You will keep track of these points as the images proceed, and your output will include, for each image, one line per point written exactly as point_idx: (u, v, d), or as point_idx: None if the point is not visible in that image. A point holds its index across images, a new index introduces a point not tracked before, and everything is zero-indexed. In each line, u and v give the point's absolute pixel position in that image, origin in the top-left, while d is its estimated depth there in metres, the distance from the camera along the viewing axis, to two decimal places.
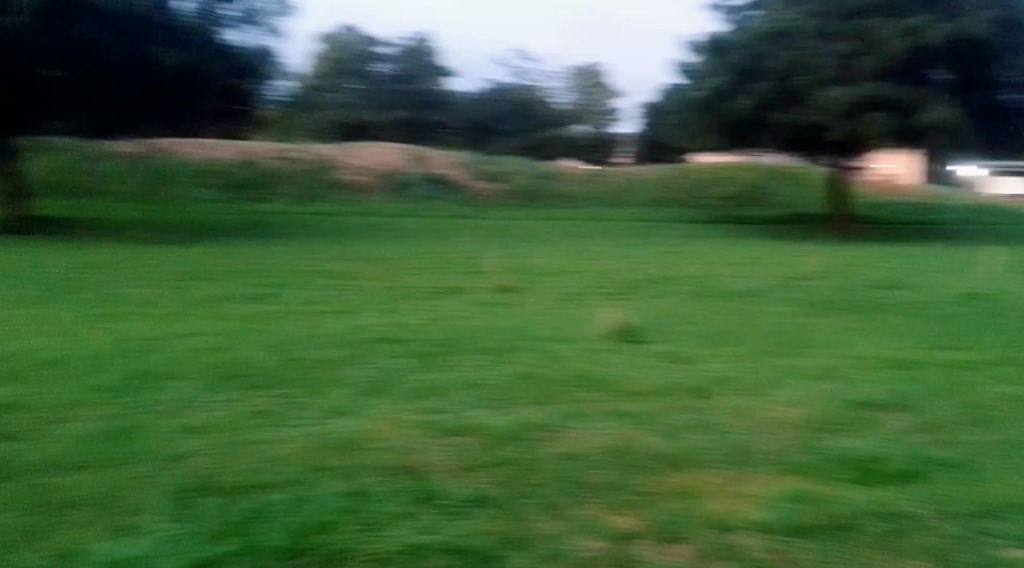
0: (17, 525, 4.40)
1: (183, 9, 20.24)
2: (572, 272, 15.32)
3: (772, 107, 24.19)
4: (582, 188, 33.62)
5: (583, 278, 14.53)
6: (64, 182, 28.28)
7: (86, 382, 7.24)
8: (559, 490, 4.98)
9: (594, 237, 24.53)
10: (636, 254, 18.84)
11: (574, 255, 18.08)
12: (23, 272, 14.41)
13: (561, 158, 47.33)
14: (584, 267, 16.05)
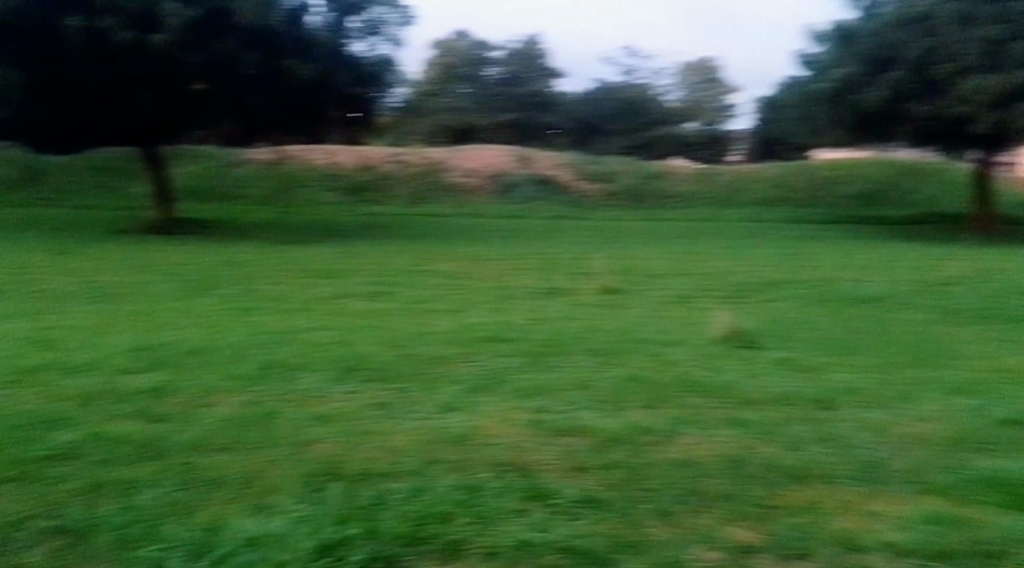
0: (161, 500, 4.53)
1: (315, 24, 21.07)
2: (687, 274, 14.95)
3: (907, 98, 23.24)
4: (696, 187, 32.96)
5: (696, 279, 14.21)
6: (202, 185, 29.12)
7: (227, 369, 7.45)
8: (675, 497, 4.80)
9: (707, 234, 24.05)
10: (754, 256, 18.28)
11: (690, 258, 17.67)
12: (155, 268, 14.96)
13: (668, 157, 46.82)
14: (695, 268, 15.71)
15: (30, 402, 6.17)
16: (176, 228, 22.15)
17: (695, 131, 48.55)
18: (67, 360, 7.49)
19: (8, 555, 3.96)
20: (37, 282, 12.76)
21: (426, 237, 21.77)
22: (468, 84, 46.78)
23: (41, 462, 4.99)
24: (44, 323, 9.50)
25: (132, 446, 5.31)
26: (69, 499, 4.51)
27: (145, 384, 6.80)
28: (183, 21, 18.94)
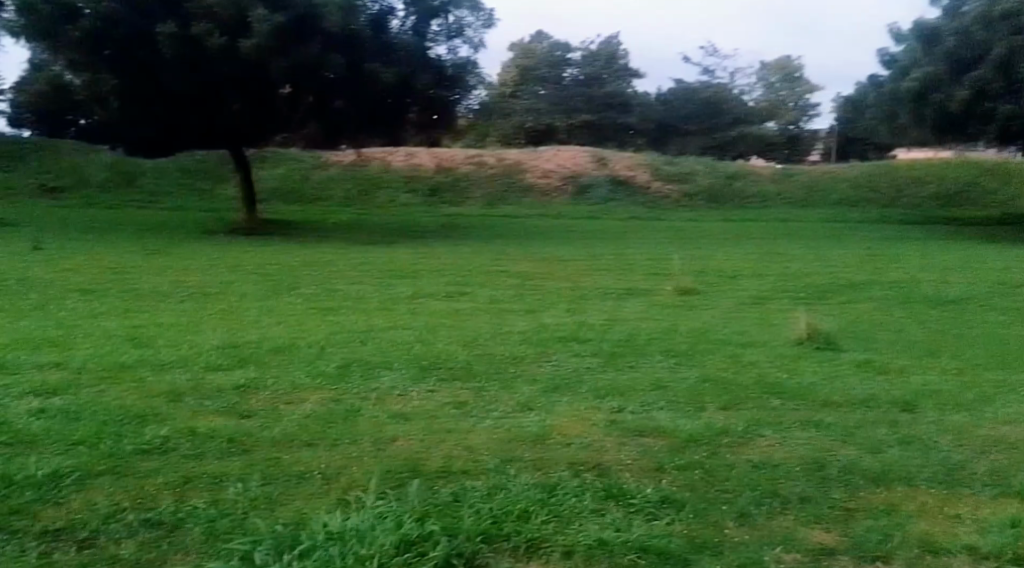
0: (247, 495, 4.68)
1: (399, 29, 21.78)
2: (764, 274, 14.81)
3: (997, 96, 22.54)
4: (774, 186, 32.53)
5: (773, 280, 14.05)
6: (287, 187, 29.72)
7: (309, 367, 7.65)
8: (753, 498, 4.80)
9: (786, 234, 23.67)
10: (833, 256, 18.01)
11: (767, 257, 17.49)
12: (242, 268, 15.40)
13: (748, 159, 45.96)
14: (772, 269, 15.56)
15: (122, 397, 6.42)
16: (263, 229, 22.78)
17: (774, 130, 47.79)
18: (158, 357, 7.77)
19: (102, 542, 4.09)
20: (130, 282, 13.23)
21: (503, 237, 22.03)
22: (544, 86, 46.82)
23: (134, 455, 5.17)
24: (136, 321, 9.86)
25: (218, 441, 5.50)
26: (161, 492, 4.66)
27: (232, 381, 7.03)
28: (270, 27, 19.50)
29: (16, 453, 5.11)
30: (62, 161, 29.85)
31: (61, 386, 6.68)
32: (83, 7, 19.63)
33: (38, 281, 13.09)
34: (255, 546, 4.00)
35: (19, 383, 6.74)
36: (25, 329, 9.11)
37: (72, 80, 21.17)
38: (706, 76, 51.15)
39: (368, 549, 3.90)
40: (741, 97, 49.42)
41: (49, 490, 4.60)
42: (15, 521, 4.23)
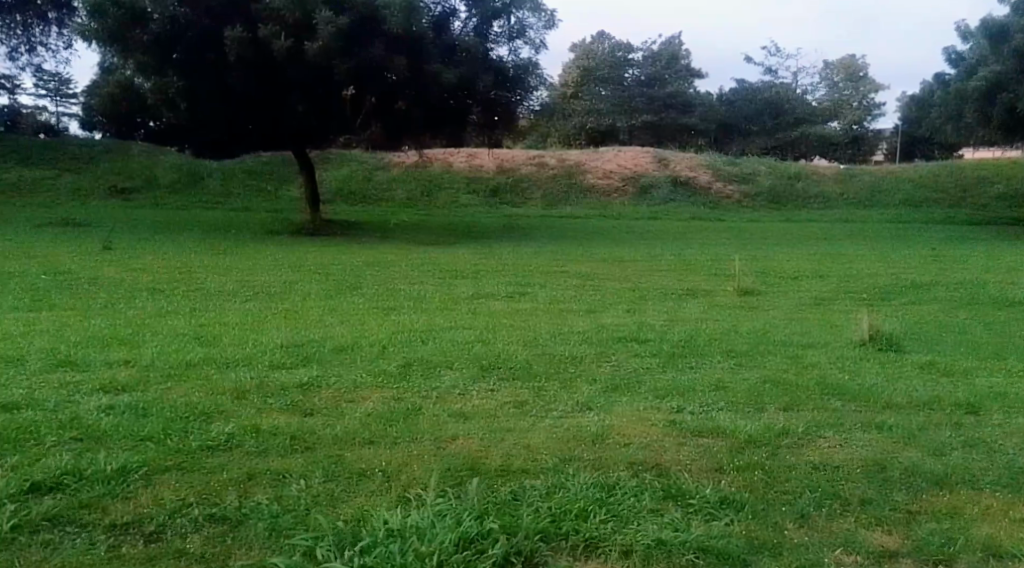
0: (309, 492, 4.80)
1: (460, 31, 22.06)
2: (826, 274, 14.67)
3: None
4: (839, 184, 32.07)
5: (837, 281, 13.87)
6: (350, 187, 30.09)
7: (370, 367, 7.78)
8: (814, 500, 4.77)
9: (851, 234, 23.33)
10: (897, 257, 17.77)
11: (829, 258, 17.31)
12: (306, 268, 15.69)
13: (813, 160, 44.99)
14: (834, 270, 15.38)
15: (189, 395, 6.60)
16: (329, 230, 23.20)
17: (839, 129, 46.99)
18: (223, 356, 7.96)
19: (169, 536, 4.24)
20: (197, 281, 13.57)
21: (563, 237, 22.11)
22: (604, 87, 46.68)
23: (200, 451, 5.34)
24: (203, 320, 10.11)
25: (282, 439, 5.64)
26: (226, 488, 4.79)
27: (294, 380, 7.18)
28: (334, 29, 19.79)
29: (87, 449, 5.31)
30: (133, 164, 30.65)
31: (129, 383, 6.89)
32: (154, 14, 20.09)
33: (110, 280, 13.49)
34: (316, 542, 4.11)
35: (89, 380, 6.96)
36: (98, 327, 9.40)
37: (143, 85, 21.75)
38: (769, 74, 50.52)
39: (428, 546, 3.97)
40: (805, 96, 48.72)
41: (118, 484, 4.76)
42: (84, 515, 4.40)
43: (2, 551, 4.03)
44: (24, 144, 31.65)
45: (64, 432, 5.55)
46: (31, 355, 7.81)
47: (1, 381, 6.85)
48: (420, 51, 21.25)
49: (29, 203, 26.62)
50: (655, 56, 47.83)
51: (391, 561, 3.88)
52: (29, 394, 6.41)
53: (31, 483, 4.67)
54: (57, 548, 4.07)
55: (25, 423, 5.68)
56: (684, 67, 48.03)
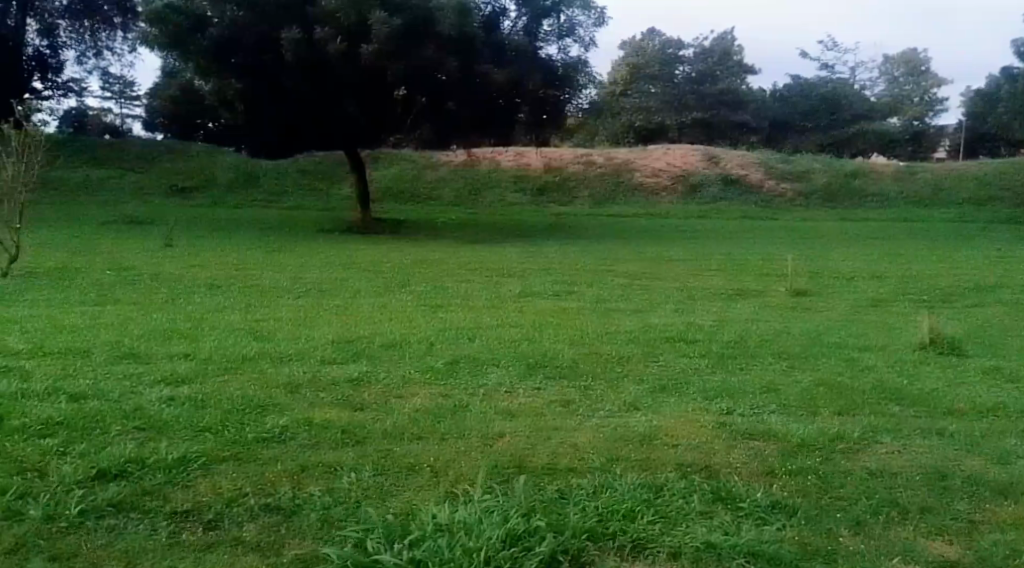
0: (360, 484, 4.81)
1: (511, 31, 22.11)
2: (883, 275, 14.42)
3: None
4: (895, 181, 31.44)
5: (895, 282, 13.56)
6: (399, 186, 30.24)
7: (419, 363, 7.79)
8: (869, 507, 4.65)
9: (909, 234, 22.87)
10: (958, 258, 17.33)
11: (889, 258, 16.99)
12: (357, 265, 15.80)
13: (870, 157, 43.98)
14: (893, 270, 15.10)
15: (245, 387, 6.66)
16: (379, 229, 23.19)
17: (898, 126, 45.90)
18: (277, 350, 8.03)
19: (226, 524, 4.27)
20: (252, 277, 13.73)
21: (613, 237, 21.76)
22: (654, 84, 46.38)
23: (256, 443, 5.37)
24: (258, 315, 10.24)
25: (333, 432, 5.65)
26: (281, 479, 4.82)
27: (346, 374, 7.23)
28: (388, 30, 19.84)
29: (149, 438, 5.36)
30: (190, 163, 31.11)
31: (188, 375, 6.96)
32: (214, 19, 20.55)
33: (169, 275, 13.73)
34: (366, 534, 4.11)
35: (152, 372, 7.07)
36: (159, 321, 9.55)
37: (203, 86, 22.12)
38: (825, 70, 49.62)
39: (476, 542, 3.93)
40: (863, 91, 47.72)
41: (178, 472, 4.80)
42: (147, 502, 4.44)
43: (69, 535, 4.08)
44: (87, 145, 32.36)
45: (129, 422, 5.62)
46: (96, 347, 7.95)
47: (69, 371, 6.99)
48: (471, 51, 21.30)
49: (91, 201, 27.20)
50: (707, 52, 47.48)
51: (440, 554, 3.84)
52: (96, 384, 6.53)
53: (97, 470, 4.73)
54: (121, 533, 4.12)
55: (91, 411, 5.77)
56: (736, 63, 47.50)
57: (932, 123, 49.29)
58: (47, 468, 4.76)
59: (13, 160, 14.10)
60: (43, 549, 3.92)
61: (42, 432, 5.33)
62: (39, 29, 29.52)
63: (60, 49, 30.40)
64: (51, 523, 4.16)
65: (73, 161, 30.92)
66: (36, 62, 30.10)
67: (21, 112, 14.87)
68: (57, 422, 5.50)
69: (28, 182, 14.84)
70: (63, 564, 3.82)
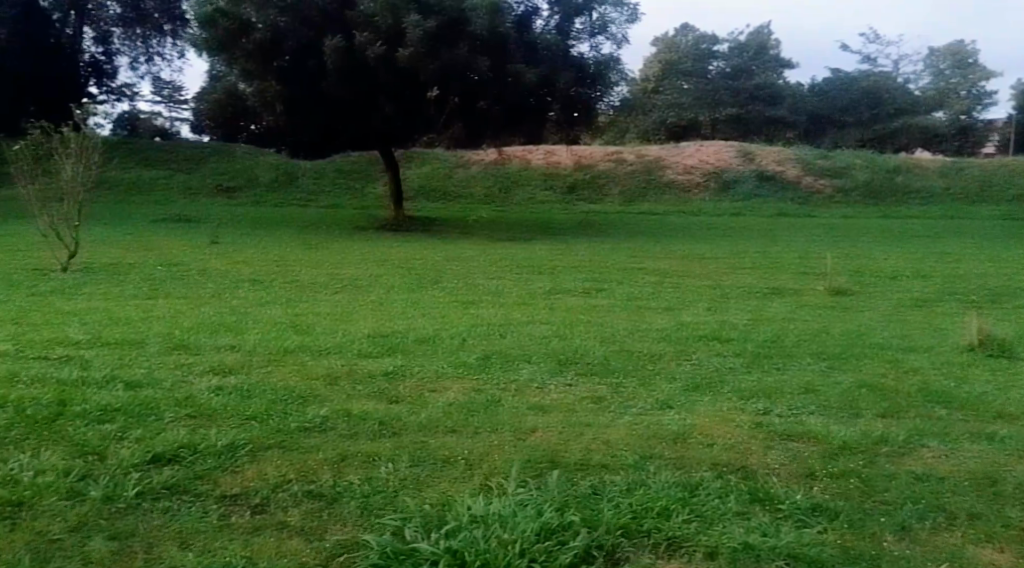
0: (398, 475, 4.78)
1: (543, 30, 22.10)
2: (932, 275, 14.13)
3: None
4: (938, 179, 30.90)
5: (942, 282, 13.31)
6: (430, 185, 30.32)
7: (452, 358, 7.76)
8: (915, 511, 4.56)
9: (955, 232, 22.47)
10: (1012, 257, 16.92)
11: (937, 257, 16.68)
12: (391, 262, 15.82)
13: (911, 153, 43.56)
14: (943, 269, 14.79)
15: (287, 378, 6.68)
16: (413, 228, 23.18)
17: (944, 120, 45.02)
18: (317, 343, 8.05)
19: (273, 509, 4.26)
20: (292, 273, 13.85)
21: (645, 235, 21.42)
22: (687, 80, 46.19)
23: (298, 432, 5.36)
24: (298, 309, 10.26)
25: (370, 423, 5.63)
26: (322, 468, 4.80)
27: (381, 368, 7.21)
28: (423, 33, 20.07)
29: (199, 425, 5.37)
30: (228, 162, 31.38)
31: (234, 366, 6.98)
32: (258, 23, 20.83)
33: (214, 271, 13.83)
34: (405, 523, 4.08)
35: (201, 362, 7.10)
36: (206, 314, 9.62)
37: (246, 88, 22.31)
38: (867, 63, 48.89)
39: (511, 534, 3.89)
40: (905, 85, 47.03)
41: (227, 458, 4.81)
42: (198, 485, 4.44)
43: (126, 515, 4.09)
44: (129, 146, 32.81)
45: (180, 409, 5.63)
46: (149, 338, 8.01)
47: (122, 360, 7.04)
48: (503, 51, 21.34)
49: (135, 201, 27.57)
50: (742, 46, 47.13)
51: (475, 545, 3.79)
52: (149, 373, 6.58)
53: (152, 454, 4.73)
54: (173, 514, 4.13)
55: (145, 398, 5.79)
56: (773, 57, 47.06)
57: (980, 116, 48.21)
58: (106, 451, 4.78)
59: (72, 161, 14.73)
60: (103, 529, 3.94)
61: (100, 417, 5.35)
62: (95, 36, 32.35)
63: (115, 55, 33.13)
64: (109, 504, 4.17)
65: (113, 158, 31.33)
66: (91, 67, 32.73)
67: (79, 115, 15.19)
68: (115, 408, 5.52)
69: (85, 182, 15.14)
70: (120, 543, 3.83)
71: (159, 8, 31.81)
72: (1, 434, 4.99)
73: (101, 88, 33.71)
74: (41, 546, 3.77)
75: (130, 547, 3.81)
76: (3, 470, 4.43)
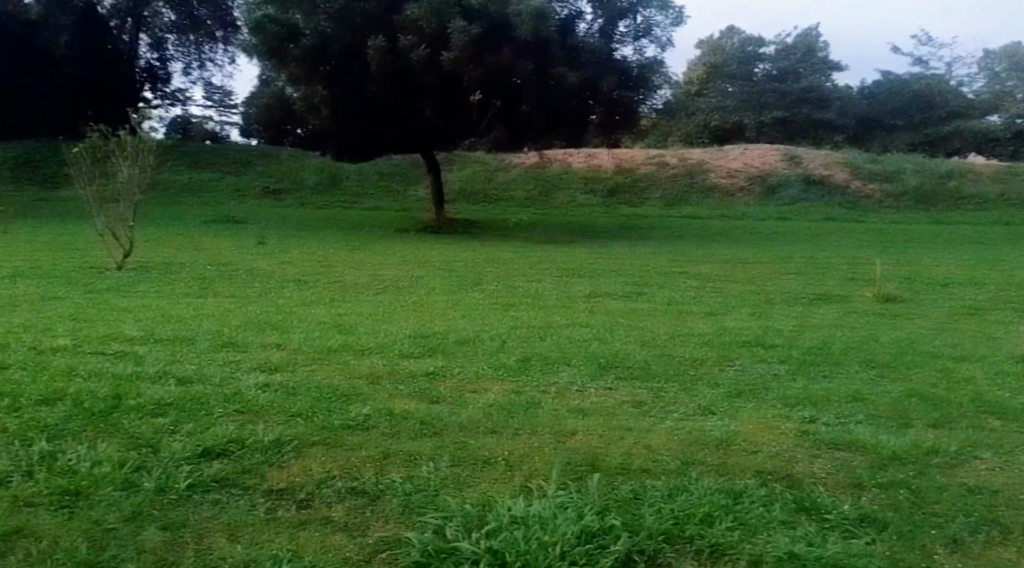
0: (438, 474, 4.77)
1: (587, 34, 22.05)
2: (988, 283, 13.81)
3: None
4: (993, 185, 30.26)
5: (997, 290, 13.03)
6: (472, 187, 30.46)
7: (491, 359, 7.75)
8: (967, 524, 4.46)
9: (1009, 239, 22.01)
10: None
11: (992, 265, 16.34)
12: (434, 264, 15.86)
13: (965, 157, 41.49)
14: (998, 278, 14.46)
15: (331, 376, 6.72)
16: (455, 231, 23.21)
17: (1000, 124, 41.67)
18: (360, 343, 8.08)
19: (317, 504, 4.28)
20: (336, 274, 13.96)
21: (687, 240, 21.28)
22: (733, 84, 45.97)
23: (342, 429, 5.38)
24: (341, 310, 10.30)
25: (412, 423, 5.64)
26: (365, 465, 4.80)
27: (422, 368, 7.22)
28: (467, 38, 20.15)
29: (248, 421, 5.40)
30: (274, 165, 31.71)
31: (281, 364, 7.03)
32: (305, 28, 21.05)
33: (260, 271, 13.95)
34: (446, 521, 4.06)
35: (248, 359, 7.17)
36: (252, 312, 9.72)
37: (292, 92, 22.54)
38: (920, 66, 48.04)
39: (551, 536, 3.86)
40: (959, 88, 46.00)
41: (274, 453, 4.83)
42: (246, 479, 4.48)
43: (177, 506, 4.13)
44: (179, 149, 33.34)
45: (229, 405, 5.68)
46: (199, 335, 8.10)
47: (173, 356, 7.13)
48: (547, 56, 21.29)
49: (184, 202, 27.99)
50: (789, 48, 46.74)
51: (517, 546, 3.77)
52: (199, 369, 6.65)
53: (202, 448, 4.77)
54: (224, 507, 4.16)
55: (196, 394, 5.84)
56: (821, 60, 46.62)
57: None
58: (158, 445, 4.83)
59: (129, 163, 14.97)
60: (156, 520, 3.97)
61: (154, 411, 5.41)
62: (150, 42, 33.05)
63: (168, 60, 33.73)
64: (162, 495, 4.21)
65: (162, 159, 31.82)
66: (147, 72, 33.52)
67: (135, 119, 15.43)
68: (167, 403, 5.57)
69: (140, 183, 15.39)
70: (173, 534, 3.86)
71: (212, 16, 32.14)
72: (59, 425, 5.06)
73: (155, 92, 34.34)
74: (97, 534, 3.82)
75: (181, 537, 3.84)
76: (60, 461, 4.49)
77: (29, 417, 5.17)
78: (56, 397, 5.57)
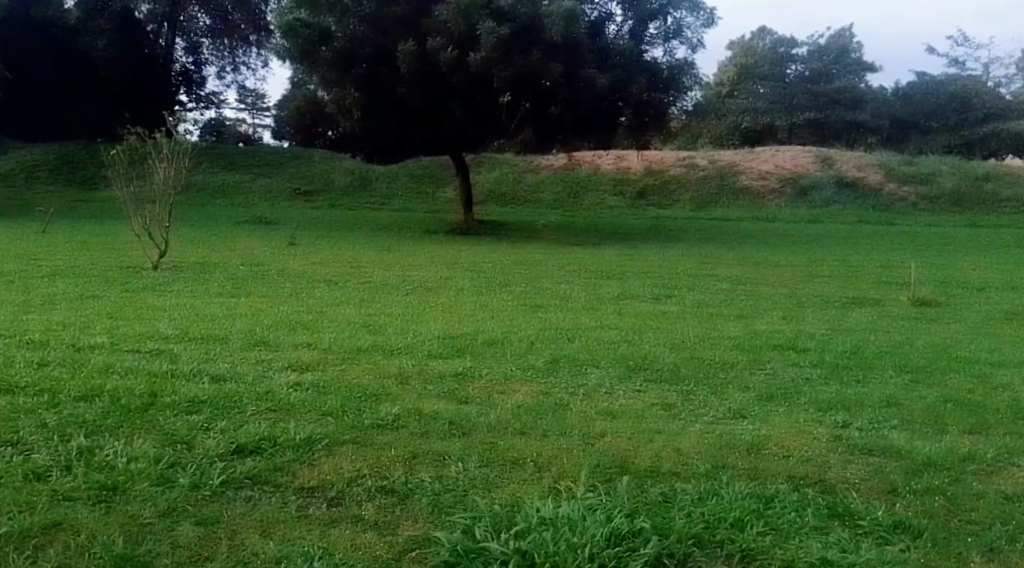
0: (468, 474, 4.77)
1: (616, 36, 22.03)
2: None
3: None
4: None
5: None
6: (501, 189, 30.51)
7: (520, 361, 7.74)
8: (1004, 532, 4.39)
9: None
10: None
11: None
12: (464, 264, 15.89)
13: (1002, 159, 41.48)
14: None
15: (362, 376, 6.74)
16: (483, 232, 23.26)
17: None
18: (390, 343, 8.11)
19: (348, 502, 4.30)
20: (366, 274, 14.03)
21: (717, 242, 21.20)
22: (764, 84, 44.97)
23: (372, 429, 5.39)
24: (372, 310, 10.35)
25: (440, 423, 5.63)
26: (395, 464, 4.82)
27: (451, 369, 7.23)
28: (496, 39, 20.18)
29: (279, 419, 5.43)
30: (305, 166, 31.93)
31: (312, 363, 7.06)
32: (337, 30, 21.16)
33: (291, 271, 14.06)
34: (475, 522, 4.06)
35: (281, 358, 7.21)
36: (284, 312, 9.77)
37: (324, 94, 22.68)
38: (955, 66, 47.47)
39: (581, 538, 3.84)
40: (995, 89, 45.45)
41: (305, 452, 4.85)
42: (278, 476, 4.50)
43: (212, 502, 4.16)
44: (212, 150, 33.66)
45: (261, 403, 5.71)
46: (232, 334, 8.17)
47: (206, 355, 7.18)
48: (577, 58, 21.27)
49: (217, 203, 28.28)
50: (822, 49, 46.26)
51: (545, 547, 3.76)
52: (232, 368, 6.71)
53: (236, 445, 4.81)
54: (256, 504, 4.18)
55: (229, 392, 5.89)
56: (855, 60, 46.24)
57: None
58: (193, 441, 4.87)
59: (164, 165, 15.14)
60: (190, 515, 4.00)
61: (188, 409, 5.45)
62: (186, 46, 33.37)
63: (202, 64, 34.08)
64: (196, 491, 4.25)
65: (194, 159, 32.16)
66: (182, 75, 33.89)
67: (170, 122, 15.58)
68: (201, 401, 5.62)
69: (174, 184, 15.55)
70: (207, 529, 3.89)
71: (245, 20, 32.43)
72: (97, 421, 5.13)
73: (189, 95, 34.69)
74: (132, 528, 3.86)
75: (215, 533, 3.87)
76: (98, 456, 4.54)
77: (68, 413, 5.23)
78: (93, 393, 5.65)
